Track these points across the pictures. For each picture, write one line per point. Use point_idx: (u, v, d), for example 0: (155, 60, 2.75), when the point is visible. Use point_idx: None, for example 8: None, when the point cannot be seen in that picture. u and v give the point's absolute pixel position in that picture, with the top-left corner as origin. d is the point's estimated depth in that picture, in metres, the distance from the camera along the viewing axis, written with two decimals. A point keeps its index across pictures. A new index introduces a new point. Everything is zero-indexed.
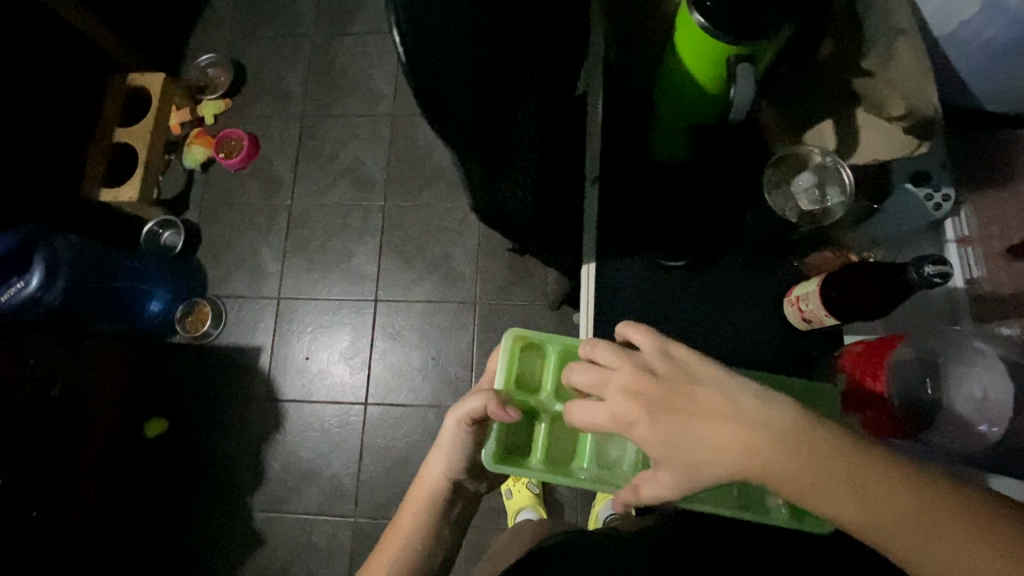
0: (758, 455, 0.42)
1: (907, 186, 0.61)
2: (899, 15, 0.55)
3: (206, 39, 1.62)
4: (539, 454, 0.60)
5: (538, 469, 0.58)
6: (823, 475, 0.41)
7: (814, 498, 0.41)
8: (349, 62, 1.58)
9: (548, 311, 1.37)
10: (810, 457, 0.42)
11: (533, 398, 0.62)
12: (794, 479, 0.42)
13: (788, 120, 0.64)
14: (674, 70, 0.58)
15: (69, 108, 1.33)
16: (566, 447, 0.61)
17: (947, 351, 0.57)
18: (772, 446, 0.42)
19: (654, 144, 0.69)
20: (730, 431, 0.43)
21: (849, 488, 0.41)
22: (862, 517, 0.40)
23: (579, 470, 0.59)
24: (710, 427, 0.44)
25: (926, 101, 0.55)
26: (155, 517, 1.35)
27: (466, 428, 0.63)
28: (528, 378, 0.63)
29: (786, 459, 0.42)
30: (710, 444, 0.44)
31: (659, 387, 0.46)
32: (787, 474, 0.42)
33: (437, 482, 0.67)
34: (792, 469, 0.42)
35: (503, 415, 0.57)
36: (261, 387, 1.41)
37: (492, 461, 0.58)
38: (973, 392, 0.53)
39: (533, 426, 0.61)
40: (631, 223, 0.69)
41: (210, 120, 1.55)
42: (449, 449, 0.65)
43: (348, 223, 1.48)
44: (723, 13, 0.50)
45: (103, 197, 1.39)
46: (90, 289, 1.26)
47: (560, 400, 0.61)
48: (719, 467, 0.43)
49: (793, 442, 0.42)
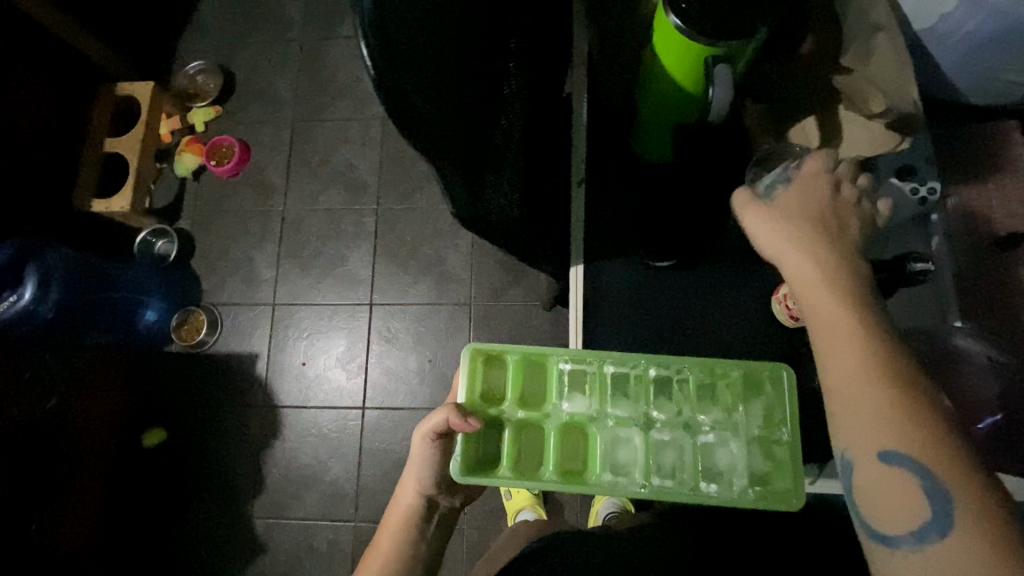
0: (820, 280, 0.47)
1: (892, 181, 0.61)
2: (877, 12, 0.57)
3: (194, 46, 1.62)
4: (507, 463, 0.58)
5: (506, 477, 0.57)
6: (853, 350, 0.43)
7: (826, 334, 0.45)
8: (338, 66, 1.58)
9: (542, 312, 1.37)
10: (866, 331, 0.44)
11: (498, 408, 0.61)
12: (828, 316, 0.46)
13: (770, 117, 0.64)
14: (655, 71, 0.58)
15: (58, 119, 1.33)
16: (535, 454, 0.60)
17: (946, 355, 0.60)
18: (835, 293, 0.46)
19: (637, 142, 0.69)
20: (826, 255, 0.49)
21: (868, 353, 0.43)
22: (841, 366, 0.43)
23: (548, 473, 0.58)
24: (821, 244, 0.50)
25: (906, 99, 0.56)
26: (154, 525, 1.35)
27: (431, 443, 0.62)
28: (491, 389, 0.61)
29: (838, 318, 0.45)
30: (818, 252, 0.49)
31: (828, 192, 0.53)
32: (816, 315, 0.47)
33: (409, 503, 0.66)
34: (833, 307, 0.46)
35: (465, 426, 0.55)
36: (258, 394, 1.41)
37: (460, 473, 0.56)
38: (981, 387, 0.59)
39: (500, 435, 0.60)
40: (618, 222, 0.69)
41: (201, 127, 1.55)
42: (416, 469, 0.65)
43: (341, 226, 1.48)
44: (696, 12, 0.50)
45: (95, 208, 1.38)
46: (83, 300, 1.27)
47: (524, 406, 0.61)
48: (801, 256, 0.49)
49: (860, 317, 0.45)
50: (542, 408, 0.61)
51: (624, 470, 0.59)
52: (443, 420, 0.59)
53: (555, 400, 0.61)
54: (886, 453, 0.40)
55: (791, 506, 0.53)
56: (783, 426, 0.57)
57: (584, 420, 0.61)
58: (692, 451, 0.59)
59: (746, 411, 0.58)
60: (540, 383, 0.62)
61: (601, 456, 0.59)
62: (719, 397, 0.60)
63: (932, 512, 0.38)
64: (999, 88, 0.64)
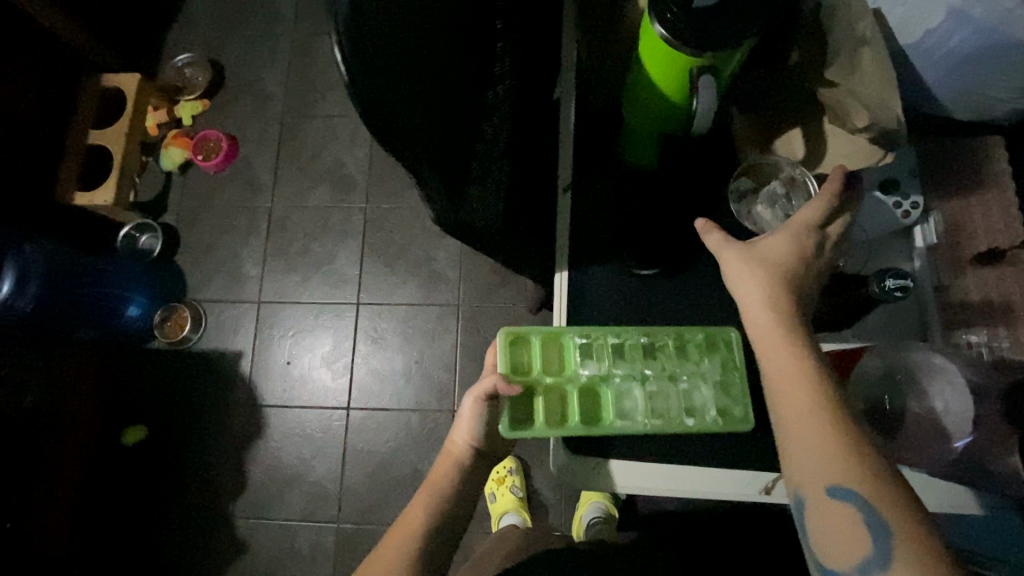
0: (775, 327, 0.50)
1: (875, 196, 0.63)
2: (862, 25, 0.54)
3: (182, 39, 1.59)
4: (541, 420, 0.60)
5: (543, 430, 0.59)
6: (807, 391, 0.46)
7: (781, 377, 0.47)
8: (328, 63, 1.56)
9: (530, 314, 1.37)
10: (817, 379, 0.46)
11: (527, 376, 0.62)
12: (783, 362, 0.48)
13: (759, 127, 0.64)
14: (642, 81, 0.58)
15: (41, 111, 1.31)
16: (559, 411, 0.61)
17: (907, 366, 0.58)
18: (787, 339, 0.49)
19: (624, 145, 0.68)
20: (785, 303, 0.51)
21: (821, 402, 0.45)
22: (795, 411, 0.45)
23: (574, 424, 0.60)
24: (783, 292, 0.52)
25: (889, 116, 0.54)
26: (133, 524, 1.33)
27: (483, 403, 0.60)
28: (518, 361, 0.63)
29: (790, 364, 0.47)
30: (777, 300, 0.51)
31: (796, 249, 0.54)
32: (772, 356, 0.49)
33: (458, 456, 0.60)
34: (786, 353, 0.48)
35: (511, 391, 0.58)
36: (242, 392, 1.39)
37: (507, 431, 0.59)
38: (935, 405, 0.56)
39: (529, 399, 0.61)
40: (604, 230, 0.68)
41: (188, 121, 1.52)
42: (468, 422, 0.60)
43: (329, 225, 1.47)
44: (684, 23, 0.49)
45: (77, 201, 1.35)
46: (66, 296, 1.24)
47: (548, 373, 0.63)
48: (760, 301, 0.51)
49: (814, 367, 0.47)
50: (562, 373, 0.63)
51: (633, 416, 0.61)
52: (490, 390, 0.59)
53: (572, 365, 0.63)
54: (834, 492, 0.42)
55: (749, 428, 0.59)
56: (736, 369, 0.61)
57: (599, 382, 0.62)
58: (682, 398, 0.61)
59: (711, 361, 0.62)
60: (557, 353, 0.64)
61: (613, 408, 0.61)
62: (691, 352, 0.63)
63: (880, 545, 0.40)
64: (986, 105, 0.64)
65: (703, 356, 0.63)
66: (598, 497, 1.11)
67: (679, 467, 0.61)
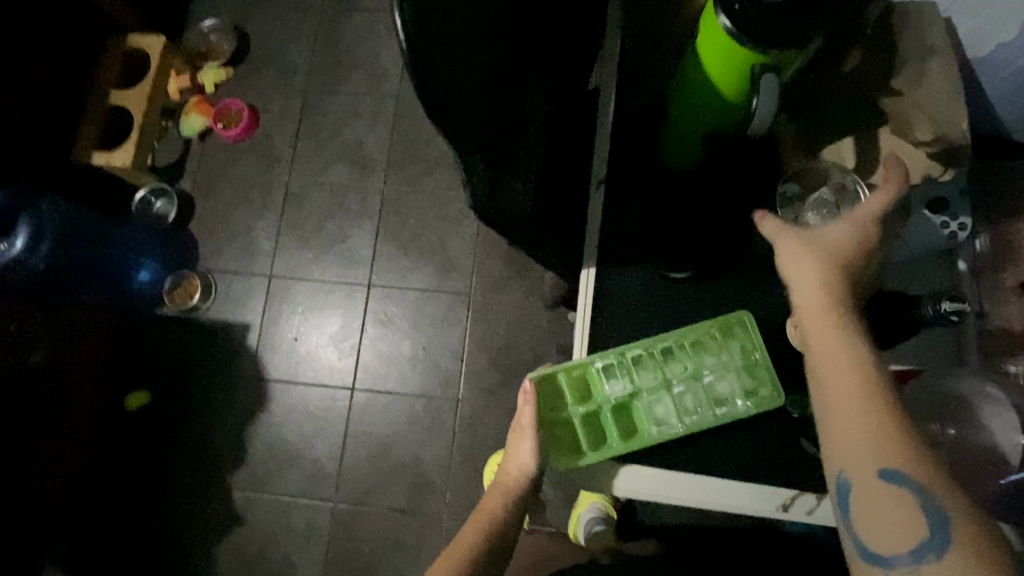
0: (827, 313, 0.51)
1: (923, 213, 0.61)
2: (932, 35, 0.58)
3: (210, 5, 1.57)
4: (587, 450, 0.61)
5: (592, 459, 0.61)
6: (854, 377, 0.47)
7: (830, 362, 0.49)
8: (355, 39, 1.54)
9: (542, 308, 1.36)
10: (868, 365, 0.48)
11: (562, 413, 0.64)
12: (832, 347, 0.49)
13: (802, 137, 0.62)
14: (695, 75, 0.56)
15: (65, 67, 1.29)
16: (599, 433, 0.63)
17: (956, 393, 0.56)
18: (837, 325, 0.50)
19: (662, 145, 0.67)
20: (839, 291, 0.52)
21: (874, 387, 0.46)
22: (845, 394, 0.47)
23: (615, 444, 0.62)
24: (836, 281, 0.52)
25: (955, 129, 0.56)
26: (131, 489, 1.32)
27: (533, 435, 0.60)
28: (550, 399, 0.64)
29: (838, 346, 0.49)
30: (831, 286, 0.52)
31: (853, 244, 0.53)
32: (824, 341, 0.50)
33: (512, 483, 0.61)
34: (837, 339, 0.49)
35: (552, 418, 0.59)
36: (247, 365, 1.38)
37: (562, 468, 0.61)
38: (983, 436, 0.54)
39: (569, 430, 0.63)
40: (633, 231, 0.66)
41: (210, 88, 1.51)
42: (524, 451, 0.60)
43: (345, 203, 1.45)
44: (751, 15, 0.47)
45: (94, 161, 1.34)
46: (77, 253, 1.23)
47: (580, 404, 0.64)
48: (813, 287, 0.52)
49: (863, 354, 0.49)
50: (592, 400, 0.64)
51: (666, 421, 0.63)
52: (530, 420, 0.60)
53: (599, 390, 0.64)
54: (885, 474, 0.44)
55: (781, 399, 0.60)
56: (756, 350, 0.62)
57: (629, 400, 0.64)
58: (706, 397, 0.63)
59: (730, 349, 0.63)
60: (581, 379, 0.65)
61: (647, 421, 0.63)
62: (708, 345, 0.64)
63: (932, 529, 0.42)
64: None
65: (721, 347, 0.63)
66: (598, 497, 1.10)
67: (699, 478, 0.60)
